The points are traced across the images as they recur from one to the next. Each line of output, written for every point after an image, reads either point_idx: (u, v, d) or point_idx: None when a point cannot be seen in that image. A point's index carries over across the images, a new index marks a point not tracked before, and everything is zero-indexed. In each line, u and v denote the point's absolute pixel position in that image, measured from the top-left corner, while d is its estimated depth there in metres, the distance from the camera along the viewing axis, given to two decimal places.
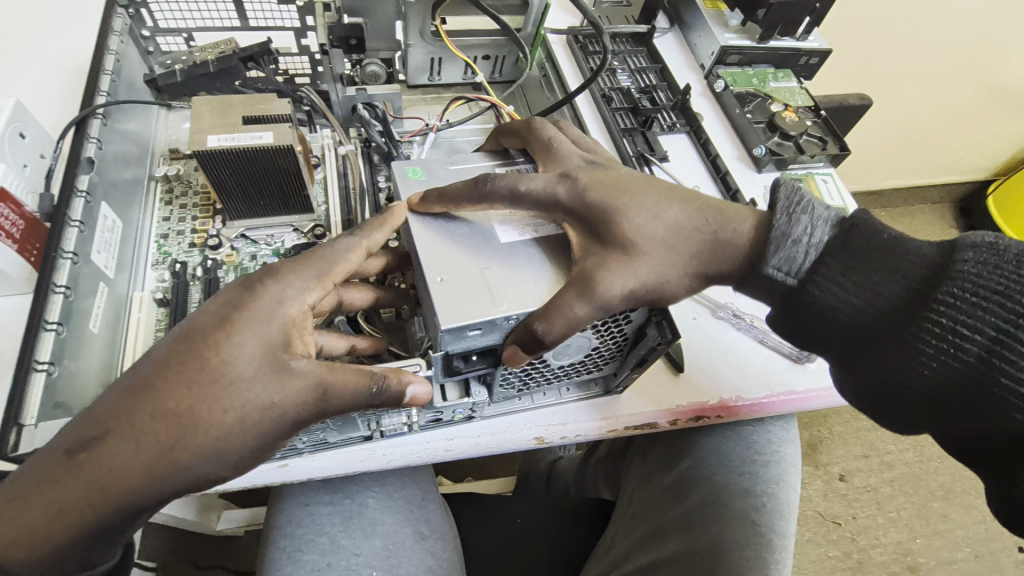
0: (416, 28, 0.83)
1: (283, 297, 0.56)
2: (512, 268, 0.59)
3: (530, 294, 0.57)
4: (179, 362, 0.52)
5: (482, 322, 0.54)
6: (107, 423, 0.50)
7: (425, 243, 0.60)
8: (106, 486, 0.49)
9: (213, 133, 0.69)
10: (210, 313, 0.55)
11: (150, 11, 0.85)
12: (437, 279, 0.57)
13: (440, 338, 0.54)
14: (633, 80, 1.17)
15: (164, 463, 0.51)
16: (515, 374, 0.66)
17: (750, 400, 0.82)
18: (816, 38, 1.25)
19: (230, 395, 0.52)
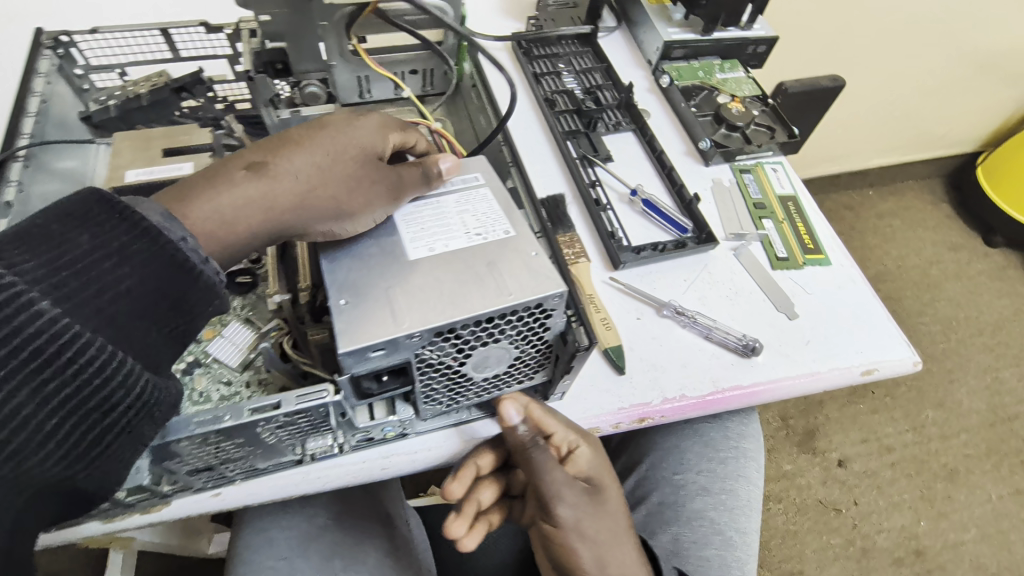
0: (335, 49, 0.83)
1: (385, 109, 0.71)
2: (417, 285, 0.59)
3: (434, 310, 0.57)
4: (312, 150, 0.63)
5: (383, 343, 0.55)
6: (265, 169, 0.61)
7: (334, 265, 0.61)
8: (259, 210, 0.60)
9: (132, 168, 0.71)
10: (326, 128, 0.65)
11: (80, 51, 0.87)
12: (340, 301, 0.57)
13: (342, 361, 0.55)
14: (579, 81, 1.16)
15: (284, 205, 0.61)
16: (437, 387, 0.65)
17: (693, 399, 0.82)
18: (762, 25, 1.23)
19: (336, 169, 0.63)
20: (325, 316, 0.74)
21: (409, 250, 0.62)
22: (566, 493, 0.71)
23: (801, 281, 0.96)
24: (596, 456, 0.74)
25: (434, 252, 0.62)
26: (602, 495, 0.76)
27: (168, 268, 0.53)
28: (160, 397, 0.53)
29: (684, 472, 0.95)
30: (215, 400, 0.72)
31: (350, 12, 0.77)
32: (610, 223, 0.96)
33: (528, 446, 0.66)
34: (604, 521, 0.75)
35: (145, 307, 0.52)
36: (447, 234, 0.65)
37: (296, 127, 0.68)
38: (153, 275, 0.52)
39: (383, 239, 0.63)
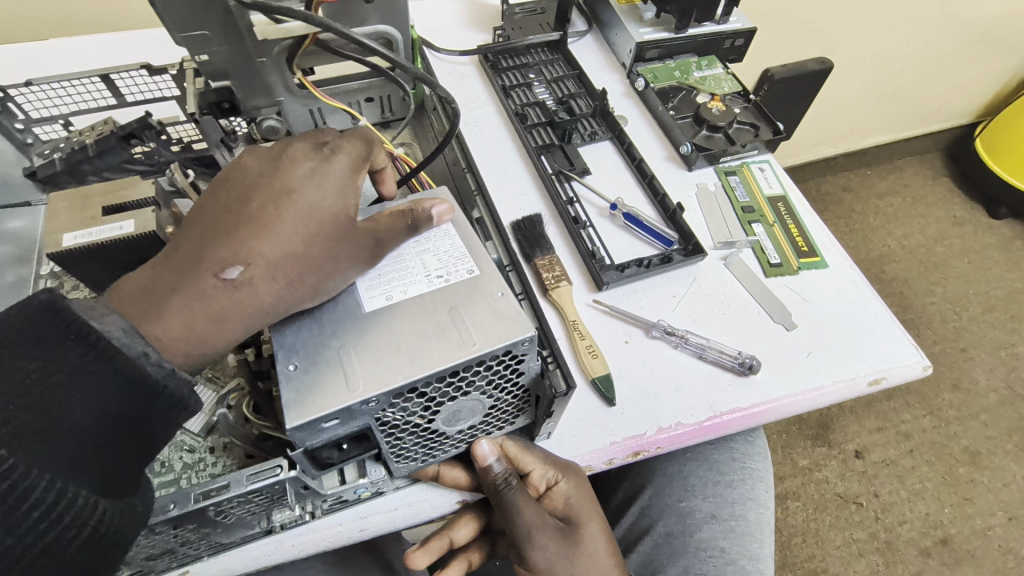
0: (282, 84, 0.79)
1: (349, 150, 0.60)
2: (371, 343, 0.54)
3: (391, 370, 0.52)
4: (288, 226, 0.56)
5: (336, 412, 0.50)
6: (233, 262, 0.54)
7: (283, 326, 0.56)
8: (233, 309, 0.54)
9: (69, 232, 0.66)
10: (295, 192, 0.57)
11: (19, 104, 0.82)
12: (289, 367, 0.52)
13: (292, 436, 0.50)
14: (551, 91, 1.11)
15: (272, 299, 0.54)
16: (408, 446, 0.60)
17: (690, 426, 0.76)
18: (738, 17, 1.18)
19: (321, 243, 0.57)
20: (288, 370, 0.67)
21: (364, 300, 0.57)
22: (540, 529, 0.68)
23: (797, 288, 0.91)
24: (576, 493, 0.70)
25: (389, 300, 0.57)
26: (584, 535, 0.71)
27: (129, 386, 0.49)
28: (119, 523, 0.47)
29: (691, 499, 0.90)
30: (177, 469, 0.65)
31: (289, 46, 0.73)
32: (590, 241, 0.91)
33: (500, 487, 0.64)
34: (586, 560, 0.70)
35: (107, 429, 0.48)
36: (405, 277, 0.59)
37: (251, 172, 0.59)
38: (106, 397, 0.48)
39: (336, 290, 0.58)
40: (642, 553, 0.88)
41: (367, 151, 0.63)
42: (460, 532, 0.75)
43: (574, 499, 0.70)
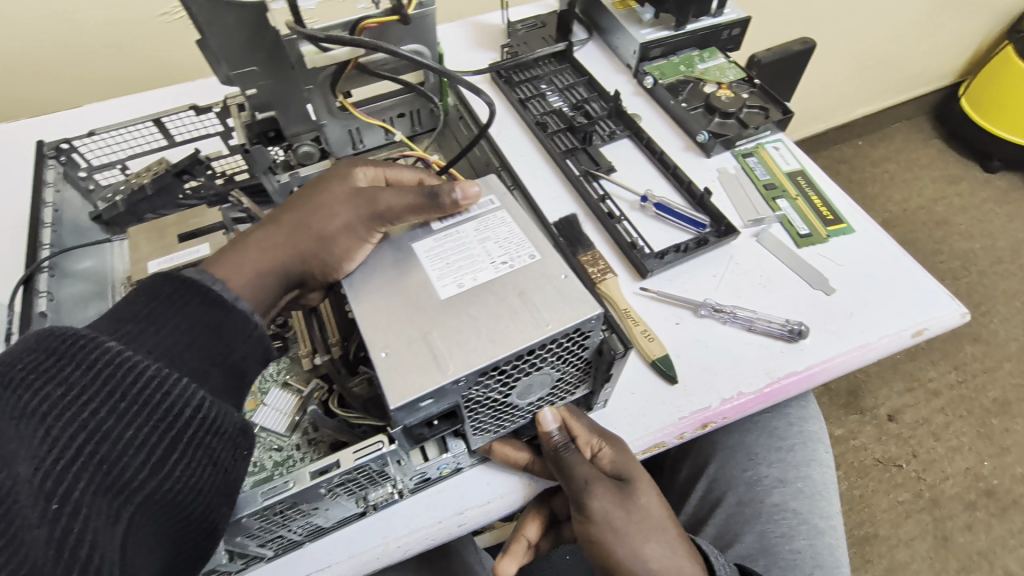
0: (323, 108, 0.84)
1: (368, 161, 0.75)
2: (451, 329, 0.59)
3: (475, 351, 0.57)
4: (310, 200, 0.69)
5: (431, 391, 0.54)
6: (262, 231, 0.68)
7: (367, 316, 0.61)
8: (256, 263, 0.65)
9: (152, 259, 0.73)
10: (317, 181, 0.72)
11: (81, 154, 0.89)
12: (381, 354, 0.57)
13: (394, 417, 0.55)
14: (565, 98, 1.18)
15: (289, 251, 0.67)
16: (485, 421, 0.65)
17: (752, 394, 0.80)
18: (732, 9, 1.25)
19: (329, 210, 0.68)
20: (361, 367, 0.76)
21: (439, 290, 0.62)
22: (595, 488, 0.69)
23: (829, 254, 0.95)
24: (623, 455, 0.71)
25: (458, 290, 0.62)
26: (639, 495, 0.71)
27: (205, 305, 0.58)
28: (222, 417, 0.54)
29: (755, 468, 0.93)
30: (270, 467, 0.72)
31: (332, 72, 0.77)
32: (627, 233, 0.96)
33: (558, 447, 0.68)
34: (643, 517, 0.70)
35: (196, 339, 0.57)
36: (469, 266, 0.65)
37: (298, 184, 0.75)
38: (195, 314, 0.57)
39: (412, 286, 0.63)
40: (715, 524, 0.91)
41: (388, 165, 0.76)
42: (534, 531, 0.81)
43: (624, 459, 0.71)
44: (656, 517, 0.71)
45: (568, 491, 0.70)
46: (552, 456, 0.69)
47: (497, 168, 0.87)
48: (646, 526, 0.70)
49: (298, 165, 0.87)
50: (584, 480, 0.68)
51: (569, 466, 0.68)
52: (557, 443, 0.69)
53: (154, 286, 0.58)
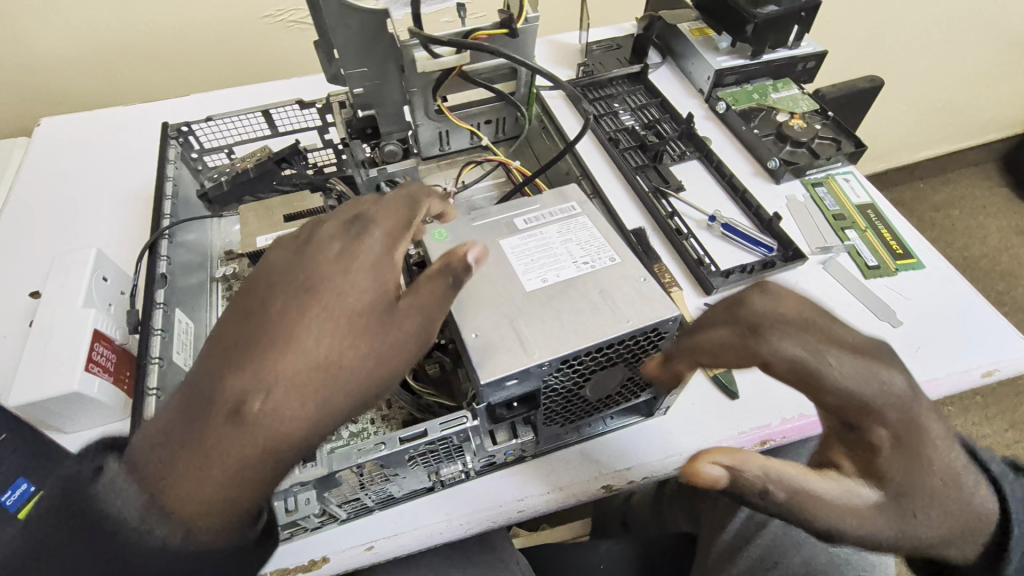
0: (422, 109, 0.90)
1: (383, 220, 0.62)
2: (538, 316, 0.63)
3: (559, 339, 0.60)
4: (287, 278, 0.57)
5: (518, 372, 0.59)
6: (261, 367, 0.52)
7: (457, 297, 0.65)
8: (257, 457, 0.51)
9: (261, 234, 0.79)
10: (304, 235, 0.62)
11: (196, 137, 0.98)
12: (472, 335, 0.61)
13: (482, 392, 0.59)
14: (637, 117, 1.22)
15: (306, 390, 0.53)
16: (556, 410, 0.69)
17: (814, 416, 0.81)
18: (808, 42, 1.28)
19: (310, 292, 0.56)
20: (435, 351, 0.82)
21: (524, 281, 0.67)
22: (864, 440, 0.53)
23: (897, 288, 0.95)
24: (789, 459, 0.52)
25: (544, 280, 0.66)
26: (917, 453, 0.53)
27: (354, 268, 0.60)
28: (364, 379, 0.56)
29: None
30: (347, 436, 0.77)
31: (437, 78, 0.83)
32: (694, 250, 0.99)
33: (741, 337, 0.55)
34: (935, 486, 0.54)
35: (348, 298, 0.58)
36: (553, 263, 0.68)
37: (285, 249, 0.60)
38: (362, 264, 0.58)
39: (501, 280, 0.67)
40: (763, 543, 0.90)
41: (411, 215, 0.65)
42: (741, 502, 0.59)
43: (830, 330, 0.54)
44: (945, 486, 0.54)
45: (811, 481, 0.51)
46: (743, 347, 0.55)
47: (577, 177, 0.92)
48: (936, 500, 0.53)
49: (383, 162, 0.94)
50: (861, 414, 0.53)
51: (830, 408, 0.53)
52: (741, 324, 0.56)
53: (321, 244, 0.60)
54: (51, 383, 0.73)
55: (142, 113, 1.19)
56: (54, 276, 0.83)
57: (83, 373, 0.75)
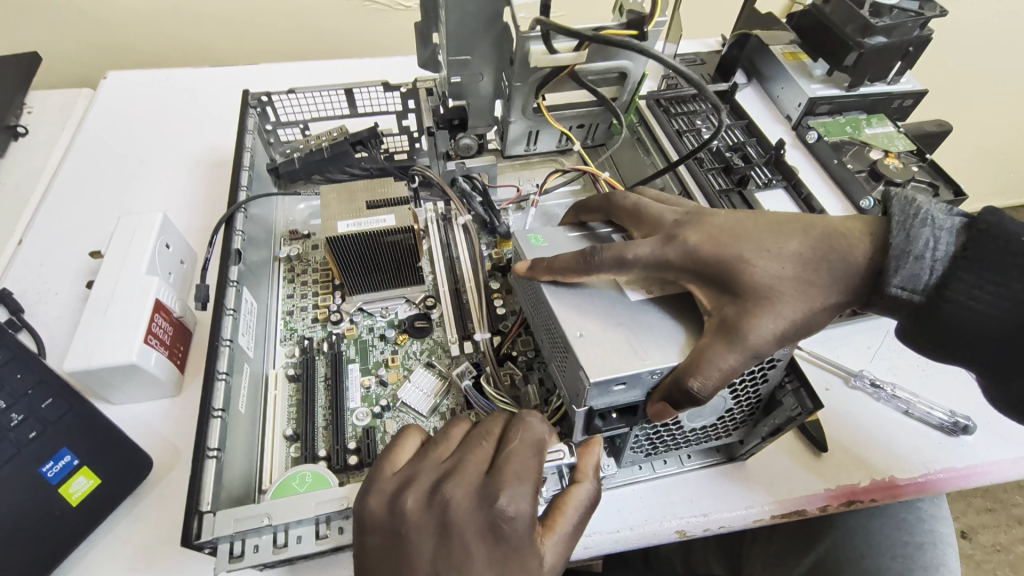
0: (520, 106, 0.86)
1: (520, 490, 0.49)
2: (648, 324, 0.59)
3: (672, 349, 0.57)
4: (436, 511, 0.49)
5: (628, 376, 0.55)
6: None
7: (560, 299, 0.61)
8: None
9: (341, 219, 0.74)
10: (419, 469, 0.53)
11: (275, 109, 0.94)
12: (578, 335, 0.58)
13: (587, 391, 0.55)
14: (721, 138, 1.12)
15: None
16: (646, 436, 0.65)
17: (905, 481, 0.75)
18: (909, 79, 1.21)
19: (473, 509, 0.49)
20: (507, 362, 0.77)
21: (630, 291, 0.62)
22: (755, 275, 0.59)
23: None
24: (723, 352, 0.54)
25: (653, 294, 0.61)
26: (813, 267, 0.60)
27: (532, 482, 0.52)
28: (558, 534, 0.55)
29: (876, 557, 0.84)
30: None
31: (546, 75, 0.80)
32: None
33: (579, 260, 0.61)
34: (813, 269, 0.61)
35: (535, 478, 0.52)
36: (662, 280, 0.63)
37: (407, 507, 0.50)
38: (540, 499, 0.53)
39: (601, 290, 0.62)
40: None
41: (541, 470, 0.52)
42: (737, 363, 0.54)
43: (615, 199, 0.70)
44: (830, 239, 0.62)
45: (737, 351, 0.54)
46: (584, 266, 0.61)
47: None
48: (833, 296, 0.60)
49: (457, 156, 0.93)
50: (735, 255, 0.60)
51: (725, 251, 0.60)
52: (584, 249, 0.62)
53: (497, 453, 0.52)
54: (109, 352, 0.68)
55: (215, 79, 1.15)
56: (118, 238, 0.79)
57: (142, 344, 0.70)
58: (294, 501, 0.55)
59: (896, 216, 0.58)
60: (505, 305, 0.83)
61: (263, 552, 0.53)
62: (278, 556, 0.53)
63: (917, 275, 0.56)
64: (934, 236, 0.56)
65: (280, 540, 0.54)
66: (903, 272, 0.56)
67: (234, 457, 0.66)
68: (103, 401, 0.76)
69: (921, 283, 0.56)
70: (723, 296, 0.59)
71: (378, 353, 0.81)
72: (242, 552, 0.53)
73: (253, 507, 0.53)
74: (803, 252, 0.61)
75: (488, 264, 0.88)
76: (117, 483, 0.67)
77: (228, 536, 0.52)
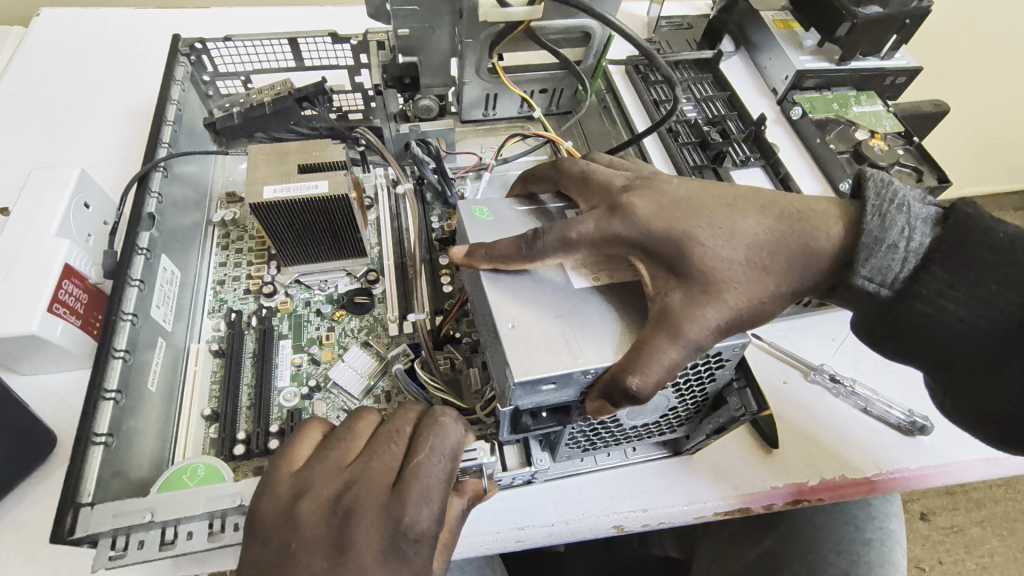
0: (475, 60, 0.80)
1: (426, 499, 0.47)
2: (587, 316, 0.54)
3: (610, 347, 0.52)
4: (333, 525, 0.47)
5: (559, 376, 0.50)
6: None
7: (497, 286, 0.56)
8: None
9: (269, 184, 0.67)
10: (317, 475, 0.49)
11: (211, 57, 0.86)
12: (509, 325, 0.52)
13: (512, 390, 0.51)
14: (700, 111, 1.05)
15: None
16: (581, 433, 0.61)
17: (855, 480, 0.72)
18: (904, 55, 1.13)
19: (373, 519, 0.47)
20: (448, 345, 0.72)
21: (572, 276, 0.56)
22: (703, 256, 0.54)
23: None
24: (665, 347, 0.49)
25: (597, 283, 0.56)
26: (767, 249, 0.56)
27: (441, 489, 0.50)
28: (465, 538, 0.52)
29: (822, 552, 0.82)
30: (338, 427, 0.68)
31: (499, 32, 0.75)
32: None
33: (520, 246, 0.55)
34: (766, 251, 0.56)
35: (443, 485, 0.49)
36: (607, 262, 0.58)
37: (302, 517, 0.47)
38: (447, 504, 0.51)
39: (540, 273, 0.57)
40: None
41: (451, 475, 0.49)
42: (677, 358, 0.50)
43: (564, 166, 0.64)
44: (791, 220, 0.57)
45: (679, 344, 0.50)
46: (526, 254, 0.54)
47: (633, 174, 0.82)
48: (784, 281, 0.56)
49: (415, 118, 0.88)
50: (688, 234, 0.54)
51: (668, 241, 0.54)
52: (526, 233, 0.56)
53: (405, 460, 0.50)
54: (7, 321, 0.63)
55: (158, 23, 1.06)
56: (25, 195, 0.71)
57: (45, 314, 0.65)
58: (183, 496, 0.53)
59: (873, 198, 0.54)
60: (451, 282, 0.77)
61: (148, 550, 0.51)
62: (165, 552, 0.51)
63: (888, 267, 0.53)
64: (909, 225, 0.53)
65: (169, 536, 0.52)
66: (873, 262, 0.53)
67: (140, 440, 0.62)
68: (11, 370, 0.70)
69: (889, 274, 0.53)
70: (669, 278, 0.54)
71: (313, 329, 0.75)
72: (125, 548, 0.51)
73: (136, 502, 0.52)
74: (757, 231, 0.56)
75: (437, 238, 0.81)
76: (15, 461, 0.63)
77: (108, 532, 0.51)
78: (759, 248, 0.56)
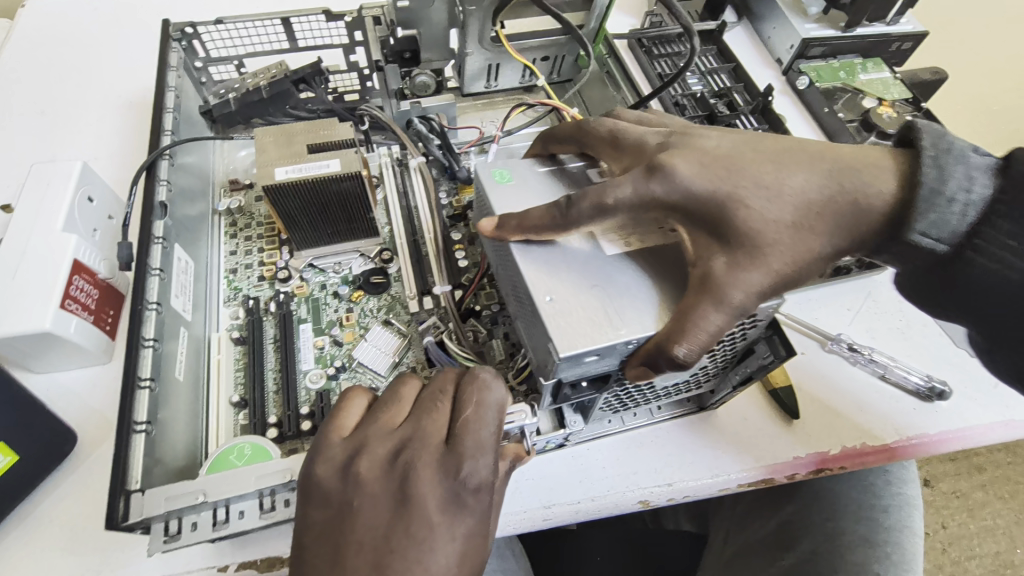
0: (478, 29, 0.79)
1: (478, 449, 0.47)
2: (623, 284, 0.53)
3: (650, 315, 0.52)
4: (389, 478, 0.47)
5: (602, 348, 0.50)
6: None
7: (530, 259, 0.55)
8: None
9: (280, 165, 0.65)
10: (370, 434, 0.49)
11: (202, 42, 0.83)
12: (546, 299, 0.52)
13: (556, 364, 0.50)
14: (705, 84, 1.03)
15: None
16: (615, 397, 0.63)
17: (876, 448, 0.73)
18: (909, 19, 1.12)
19: (427, 468, 0.46)
20: (470, 319, 0.72)
21: (602, 244, 0.56)
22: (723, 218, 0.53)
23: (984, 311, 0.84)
24: (709, 312, 0.50)
25: (630, 250, 0.55)
26: (808, 203, 0.55)
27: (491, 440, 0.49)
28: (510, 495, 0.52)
29: (840, 521, 0.81)
30: None
31: None
32: None
33: (555, 216, 0.53)
34: (813, 211, 0.55)
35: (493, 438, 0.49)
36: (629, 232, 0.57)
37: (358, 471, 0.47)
38: None
39: (570, 244, 0.56)
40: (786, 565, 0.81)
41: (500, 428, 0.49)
42: (722, 324, 0.50)
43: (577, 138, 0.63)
44: (815, 181, 0.56)
45: (723, 312, 0.50)
46: (562, 223, 0.53)
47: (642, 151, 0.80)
48: (829, 240, 0.55)
49: (413, 95, 0.87)
50: (719, 202, 0.53)
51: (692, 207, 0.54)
52: (558, 201, 0.55)
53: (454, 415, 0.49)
54: (19, 316, 0.62)
55: (147, 12, 1.03)
56: (29, 190, 0.70)
57: (58, 310, 0.64)
58: (229, 476, 0.53)
59: (929, 147, 0.53)
60: (466, 257, 0.76)
61: (203, 530, 0.52)
62: (219, 532, 0.53)
63: (947, 222, 0.51)
64: (966, 174, 0.51)
65: (221, 517, 0.53)
66: (932, 218, 0.51)
67: (174, 429, 0.62)
68: (24, 369, 0.69)
69: (948, 228, 0.52)
70: (691, 229, 0.55)
71: (332, 312, 0.74)
72: (179, 531, 0.52)
73: (185, 486, 0.51)
74: (806, 192, 0.55)
75: (447, 214, 0.80)
76: (37, 458, 0.62)
77: (161, 516, 0.51)
78: (806, 208, 0.55)
